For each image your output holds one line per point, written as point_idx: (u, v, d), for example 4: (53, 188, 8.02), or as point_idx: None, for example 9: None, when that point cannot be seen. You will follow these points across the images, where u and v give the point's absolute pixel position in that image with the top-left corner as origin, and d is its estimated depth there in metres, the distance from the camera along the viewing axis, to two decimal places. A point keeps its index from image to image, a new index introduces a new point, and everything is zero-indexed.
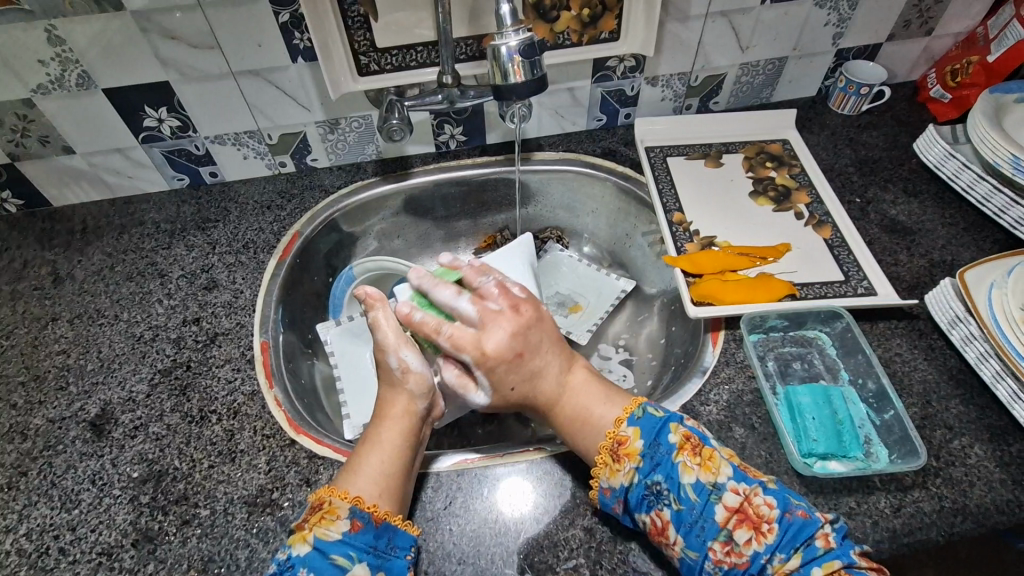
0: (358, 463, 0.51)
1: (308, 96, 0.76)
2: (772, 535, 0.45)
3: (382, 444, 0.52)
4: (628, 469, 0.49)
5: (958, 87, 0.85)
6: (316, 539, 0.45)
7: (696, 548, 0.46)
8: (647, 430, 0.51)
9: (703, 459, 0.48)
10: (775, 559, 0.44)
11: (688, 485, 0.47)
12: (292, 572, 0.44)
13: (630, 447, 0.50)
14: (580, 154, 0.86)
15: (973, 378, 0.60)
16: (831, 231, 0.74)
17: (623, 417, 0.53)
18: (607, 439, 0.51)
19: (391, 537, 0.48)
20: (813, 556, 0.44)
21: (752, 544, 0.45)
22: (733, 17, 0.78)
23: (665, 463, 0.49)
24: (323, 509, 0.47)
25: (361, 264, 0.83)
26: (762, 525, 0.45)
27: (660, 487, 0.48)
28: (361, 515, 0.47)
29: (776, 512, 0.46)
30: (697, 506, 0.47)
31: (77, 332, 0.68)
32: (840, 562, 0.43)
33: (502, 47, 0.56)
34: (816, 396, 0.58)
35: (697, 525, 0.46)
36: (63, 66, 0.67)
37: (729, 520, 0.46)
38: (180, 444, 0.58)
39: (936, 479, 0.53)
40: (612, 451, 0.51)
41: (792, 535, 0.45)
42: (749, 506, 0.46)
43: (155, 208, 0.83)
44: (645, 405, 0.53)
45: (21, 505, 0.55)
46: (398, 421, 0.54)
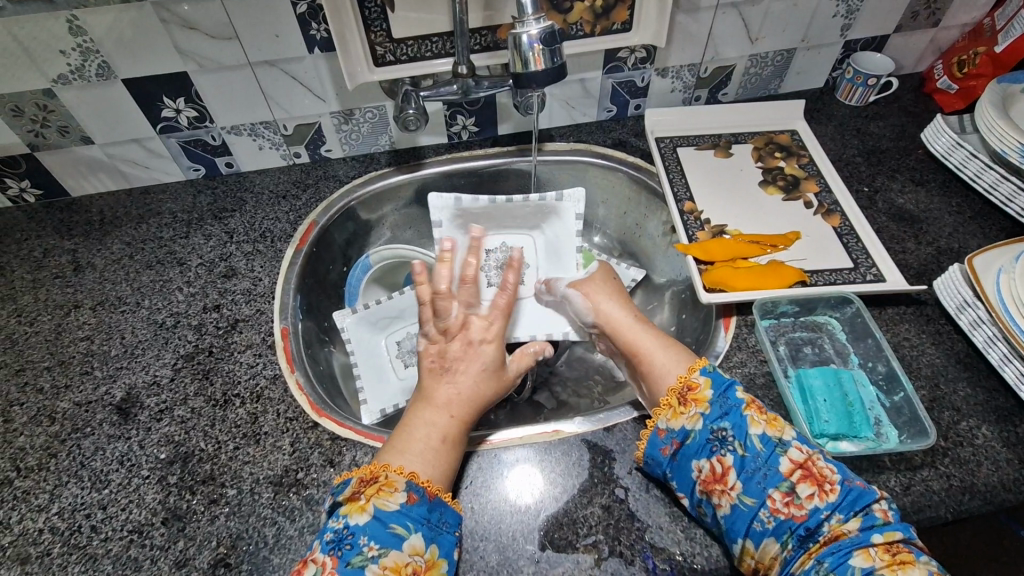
0: (402, 442, 0.53)
1: (323, 86, 0.77)
2: (833, 495, 0.46)
3: (433, 425, 0.54)
4: (695, 414, 0.52)
5: (965, 78, 0.86)
6: (375, 509, 0.47)
7: (753, 494, 0.47)
8: (716, 382, 0.53)
9: (770, 417, 0.51)
10: (835, 518, 0.45)
11: (755, 435, 0.49)
12: (352, 541, 0.46)
13: (699, 393, 0.53)
14: (591, 145, 0.87)
15: (980, 361, 0.61)
16: (840, 219, 0.75)
17: (695, 366, 0.55)
18: (677, 383, 0.54)
19: (441, 512, 0.50)
20: (872, 522, 0.45)
21: (814, 498, 0.46)
22: (743, 8, 0.79)
23: (733, 413, 0.51)
24: (381, 482, 0.49)
25: (376, 252, 0.84)
26: (824, 484, 0.46)
27: (725, 434, 0.50)
28: (416, 489, 0.49)
29: (838, 476, 0.47)
30: (762, 456, 0.49)
31: (100, 319, 0.70)
32: (900, 534, 0.44)
33: (523, 35, 0.57)
34: (826, 379, 0.59)
35: (759, 472, 0.48)
36: (84, 56, 0.68)
37: (793, 473, 0.47)
38: (205, 427, 0.60)
39: (945, 458, 0.55)
40: (680, 395, 0.53)
41: (853, 499, 0.46)
42: (812, 465, 0.48)
43: (171, 198, 0.84)
44: (713, 364, 0.56)
45: (52, 486, 0.56)
46: (443, 402, 0.56)
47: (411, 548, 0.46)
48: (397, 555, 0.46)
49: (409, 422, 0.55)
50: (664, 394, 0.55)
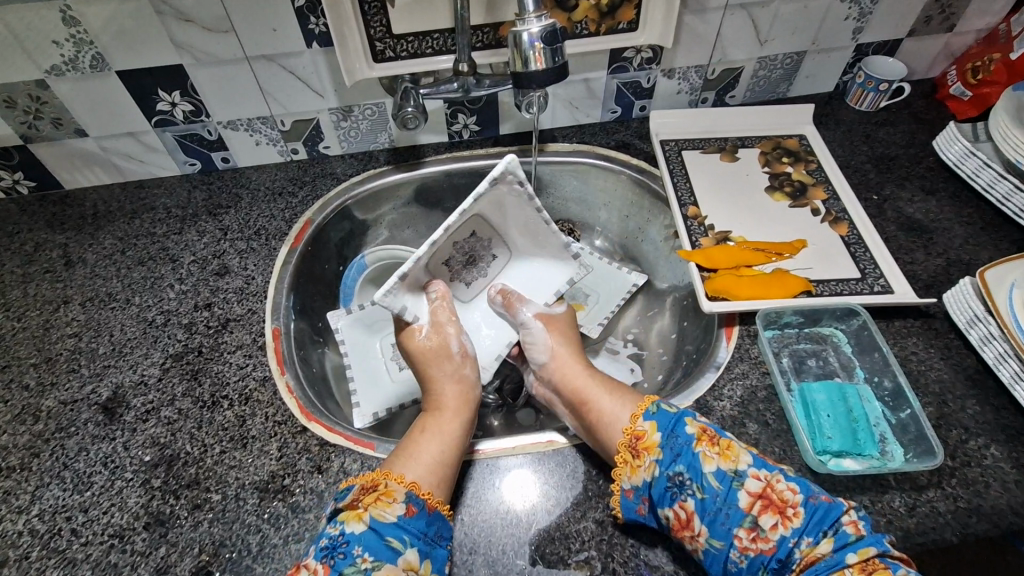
0: (410, 451, 0.54)
1: (322, 82, 0.75)
2: (798, 519, 0.45)
3: (445, 434, 0.56)
4: (650, 463, 0.50)
5: (979, 85, 0.84)
6: (371, 520, 0.47)
7: (721, 537, 0.46)
8: (663, 424, 0.52)
9: (722, 448, 0.49)
10: (804, 544, 0.44)
11: (710, 474, 0.48)
12: (345, 550, 0.45)
13: (648, 441, 0.51)
14: (594, 146, 0.86)
15: (990, 378, 0.59)
16: (847, 228, 0.73)
17: (639, 412, 0.53)
18: (625, 436, 0.52)
19: (439, 526, 0.49)
20: (844, 542, 0.44)
21: (778, 528, 0.45)
22: (752, 9, 0.77)
23: (685, 453, 0.49)
24: (380, 491, 0.49)
25: (373, 252, 0.83)
26: (786, 510, 0.45)
27: (681, 478, 0.48)
28: (416, 501, 0.48)
29: (800, 497, 0.46)
30: (720, 494, 0.47)
31: (89, 315, 0.68)
32: (874, 549, 0.43)
33: (523, 34, 0.56)
34: (831, 394, 0.57)
35: (720, 512, 0.46)
36: (77, 48, 0.66)
37: (753, 506, 0.46)
38: (192, 429, 0.58)
39: (951, 479, 0.53)
40: (631, 447, 0.51)
41: (819, 520, 0.45)
42: (771, 492, 0.46)
43: (166, 193, 0.82)
44: (659, 402, 0.54)
45: (34, 486, 0.55)
46: (454, 414, 0.59)
47: (406, 563, 0.46)
48: (390, 569, 0.46)
49: (420, 433, 0.57)
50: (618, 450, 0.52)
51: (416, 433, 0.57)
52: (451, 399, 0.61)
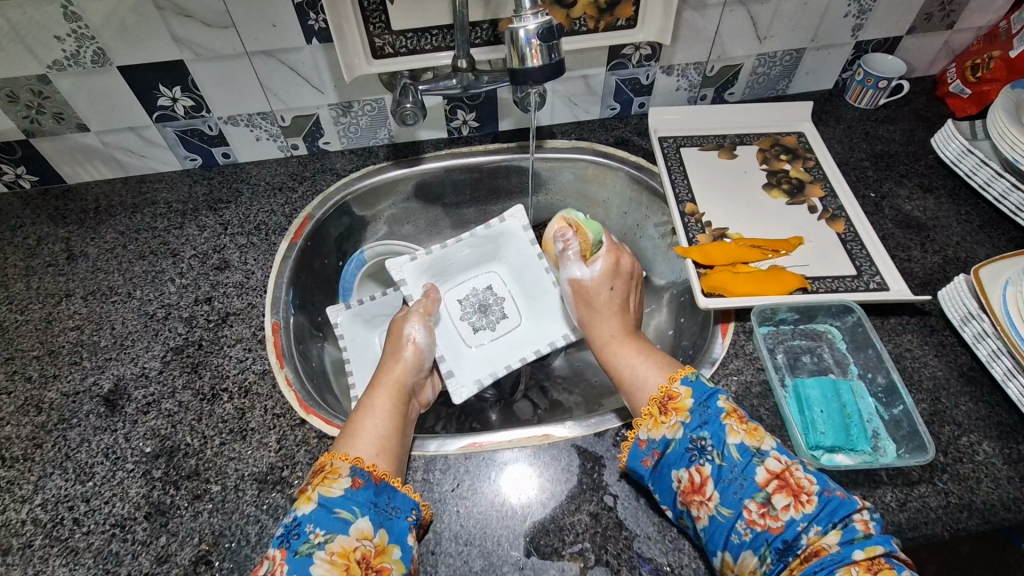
0: (356, 429, 0.54)
1: (322, 78, 0.76)
2: (811, 506, 0.45)
3: (376, 408, 0.57)
4: (675, 423, 0.51)
5: (978, 82, 0.84)
6: (320, 497, 0.47)
7: (730, 505, 0.46)
8: (699, 390, 0.52)
9: (750, 426, 0.49)
10: (813, 531, 0.44)
11: (733, 445, 0.48)
12: (298, 530, 0.45)
13: (680, 402, 0.51)
14: (593, 143, 0.86)
15: (983, 375, 0.60)
16: (844, 225, 0.74)
17: (676, 376, 0.54)
18: (658, 393, 0.53)
19: (390, 497, 0.49)
20: (852, 536, 0.43)
21: (790, 510, 0.45)
22: (752, 6, 0.77)
23: (713, 422, 0.50)
24: (326, 471, 0.49)
25: (370, 248, 0.87)
26: (801, 495, 0.45)
27: (704, 443, 0.49)
28: (361, 473, 0.49)
29: (816, 487, 0.46)
30: (738, 465, 0.47)
31: (90, 309, 0.69)
32: (882, 548, 0.42)
33: (520, 30, 0.56)
34: (824, 389, 0.58)
35: (736, 484, 0.47)
36: (79, 43, 0.67)
37: (769, 483, 0.46)
38: (192, 421, 0.59)
39: (943, 474, 0.53)
40: (661, 404, 0.52)
41: (830, 510, 0.44)
42: (789, 475, 0.46)
43: (167, 188, 0.83)
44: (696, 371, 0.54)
45: (36, 477, 0.56)
46: (383, 390, 0.59)
47: (358, 531, 0.46)
48: (344, 539, 0.45)
49: (363, 408, 0.57)
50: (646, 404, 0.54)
51: (359, 409, 0.57)
52: (389, 377, 0.61)
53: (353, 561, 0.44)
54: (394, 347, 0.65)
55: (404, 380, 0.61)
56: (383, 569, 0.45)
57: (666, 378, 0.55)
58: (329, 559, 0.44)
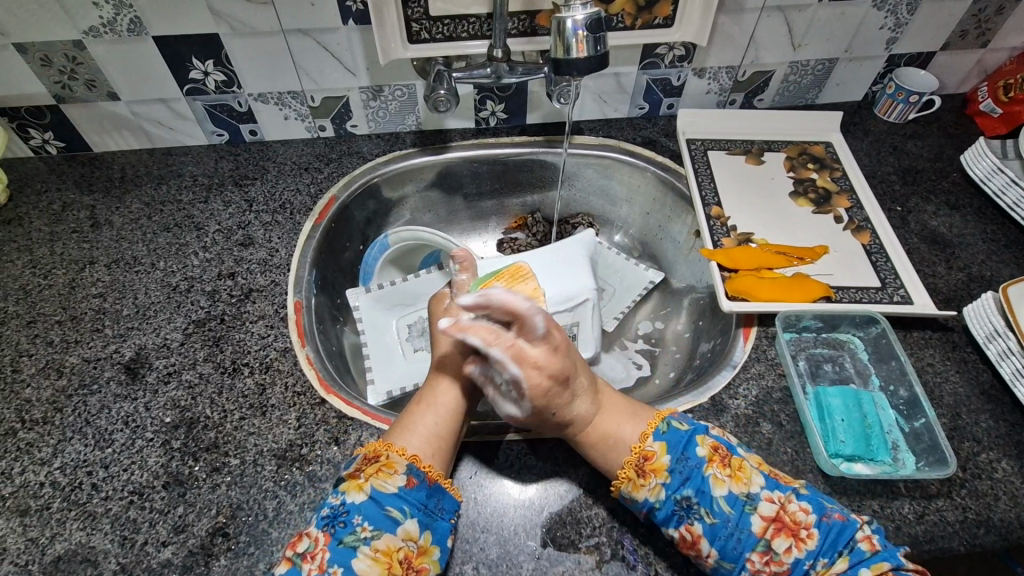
0: (414, 422, 0.53)
1: (355, 59, 0.76)
2: (812, 541, 0.46)
3: (439, 405, 0.55)
4: (655, 485, 0.49)
5: (1010, 103, 0.83)
6: (373, 490, 0.47)
7: (732, 559, 0.47)
8: (674, 443, 0.51)
9: (733, 470, 0.49)
10: (819, 564, 0.46)
11: (721, 499, 0.48)
12: (346, 519, 0.46)
13: (658, 462, 0.50)
14: (619, 141, 0.86)
15: (1005, 394, 0.60)
16: (870, 237, 0.74)
17: (649, 430, 0.52)
18: (634, 453, 0.51)
19: (438, 499, 0.50)
20: (859, 557, 0.45)
21: (792, 551, 0.46)
22: (789, 13, 0.77)
23: (694, 478, 0.49)
24: (382, 463, 0.49)
25: (396, 234, 0.82)
26: (801, 532, 0.47)
27: (690, 501, 0.48)
28: (416, 473, 0.49)
29: (813, 518, 0.47)
30: (732, 519, 0.47)
31: (113, 277, 0.69)
32: (889, 563, 0.44)
33: (568, 20, 0.56)
34: (846, 399, 0.58)
35: (732, 536, 0.47)
36: (116, 10, 0.67)
37: (767, 530, 0.47)
38: (212, 394, 0.59)
39: (961, 489, 0.53)
40: (638, 466, 0.50)
41: (833, 541, 0.46)
42: (785, 515, 0.47)
43: (193, 162, 0.83)
44: (669, 419, 0.53)
45: (56, 440, 0.56)
46: (452, 383, 0.57)
47: (405, 532, 0.47)
48: (390, 538, 0.46)
49: (426, 400, 0.56)
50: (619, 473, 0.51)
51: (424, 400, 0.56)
52: (458, 368, 0.58)
53: (394, 560, 0.46)
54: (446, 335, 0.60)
55: (472, 373, 0.58)
56: (423, 569, 0.46)
57: (640, 433, 0.52)
58: (372, 555, 0.45)
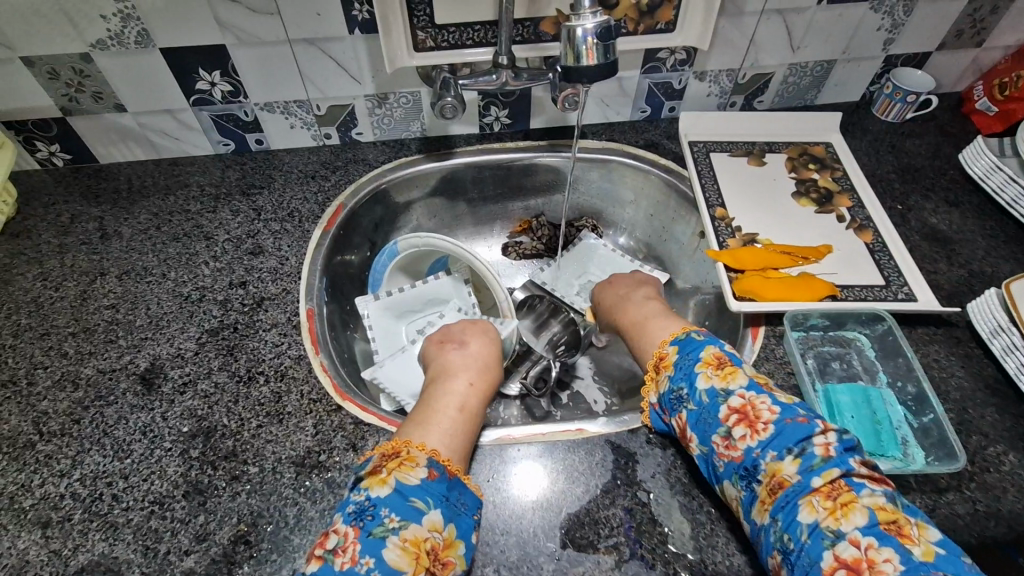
0: (431, 419, 0.54)
1: (360, 68, 0.76)
2: (767, 436, 0.47)
3: (461, 403, 0.56)
4: (664, 378, 0.56)
5: (1005, 101, 0.85)
6: (396, 482, 0.47)
7: (704, 444, 0.50)
8: (684, 347, 0.57)
9: (723, 371, 0.52)
10: (771, 458, 0.46)
11: (702, 390, 0.52)
12: (373, 512, 0.46)
13: (667, 361, 0.57)
14: (622, 144, 0.87)
15: (1009, 388, 0.61)
16: (872, 235, 0.75)
17: (669, 339, 0.59)
18: (653, 357, 0.59)
19: (459, 493, 0.50)
20: (809, 464, 0.45)
21: (749, 441, 0.48)
22: (788, 16, 0.78)
23: (688, 372, 0.54)
24: (402, 457, 0.49)
25: (404, 239, 0.80)
26: (761, 427, 0.48)
27: (681, 392, 0.53)
28: (437, 466, 0.49)
29: (777, 419, 0.48)
30: (706, 407, 0.51)
31: (125, 288, 0.69)
32: (837, 471, 0.44)
33: (578, 28, 0.56)
34: (854, 395, 0.59)
35: (704, 421, 0.51)
36: (124, 23, 0.67)
37: (731, 419, 0.49)
38: (228, 403, 0.60)
39: (971, 483, 0.54)
40: (656, 366, 0.58)
41: (785, 438, 0.46)
42: (750, 410, 0.49)
43: (199, 171, 0.83)
44: (690, 330, 0.58)
45: (74, 452, 0.56)
46: (473, 385, 0.59)
47: (430, 523, 0.46)
48: (417, 528, 0.45)
49: (438, 395, 0.57)
50: (646, 370, 0.60)
51: (430, 399, 0.57)
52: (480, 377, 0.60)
53: (423, 551, 0.45)
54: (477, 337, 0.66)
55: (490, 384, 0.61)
56: (449, 563, 0.46)
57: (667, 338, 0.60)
58: (401, 546, 0.44)
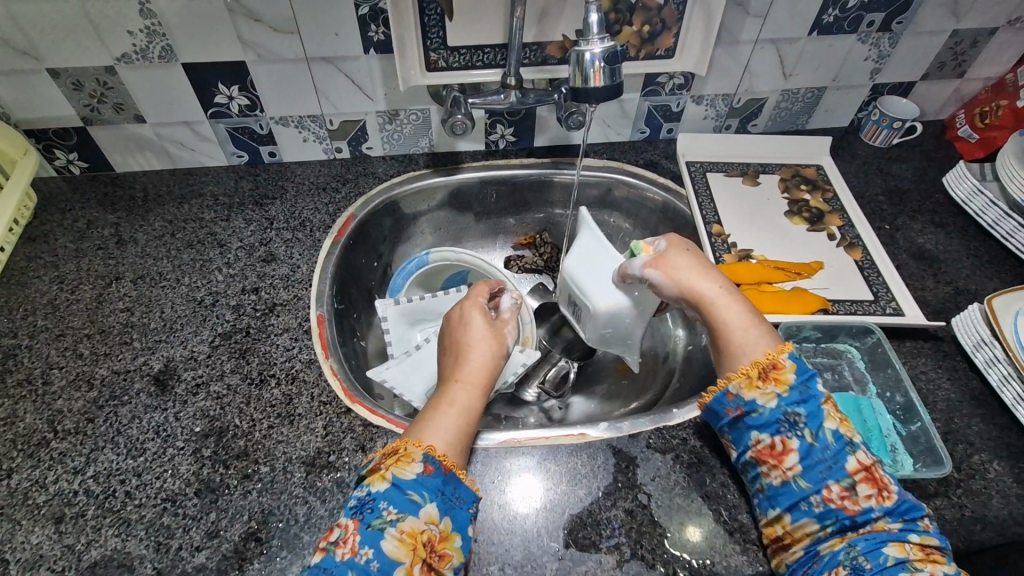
0: (429, 418, 0.55)
1: (374, 86, 0.80)
2: (889, 500, 0.49)
3: (456, 402, 0.57)
4: (770, 392, 0.52)
5: (986, 128, 0.90)
6: (393, 477, 0.49)
7: (810, 481, 0.50)
8: (801, 370, 0.53)
9: (844, 416, 0.52)
10: (883, 519, 0.48)
11: (828, 429, 0.51)
12: (373, 506, 0.47)
13: (783, 375, 0.53)
14: (623, 163, 0.90)
15: (993, 399, 0.63)
16: (861, 253, 0.78)
17: (781, 350, 0.54)
18: (765, 359, 0.54)
19: (455, 487, 0.51)
20: (913, 526, 0.48)
21: (870, 498, 0.49)
22: (780, 45, 0.82)
23: (811, 403, 0.52)
24: (400, 453, 0.51)
25: (438, 252, 0.86)
26: (884, 490, 0.49)
27: (797, 418, 0.51)
28: (432, 461, 0.50)
29: (894, 484, 0.50)
30: (831, 448, 0.50)
31: (139, 292, 0.71)
32: (936, 541, 0.48)
33: (586, 53, 0.60)
34: (846, 405, 0.61)
35: (823, 464, 0.50)
36: (149, 38, 0.70)
37: (858, 472, 0.50)
38: (240, 404, 0.61)
39: (957, 489, 0.56)
40: (762, 370, 0.53)
41: (904, 507, 0.49)
42: (875, 470, 0.50)
43: (213, 182, 0.86)
44: (800, 352, 0.55)
45: (89, 450, 0.57)
46: (468, 383, 0.59)
47: (427, 515, 0.47)
48: (413, 520, 0.47)
49: (438, 399, 0.57)
50: (738, 368, 0.54)
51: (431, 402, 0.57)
52: (470, 370, 0.61)
53: (419, 542, 0.46)
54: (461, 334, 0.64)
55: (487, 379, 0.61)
56: (445, 554, 0.47)
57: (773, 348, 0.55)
58: (399, 537, 0.46)
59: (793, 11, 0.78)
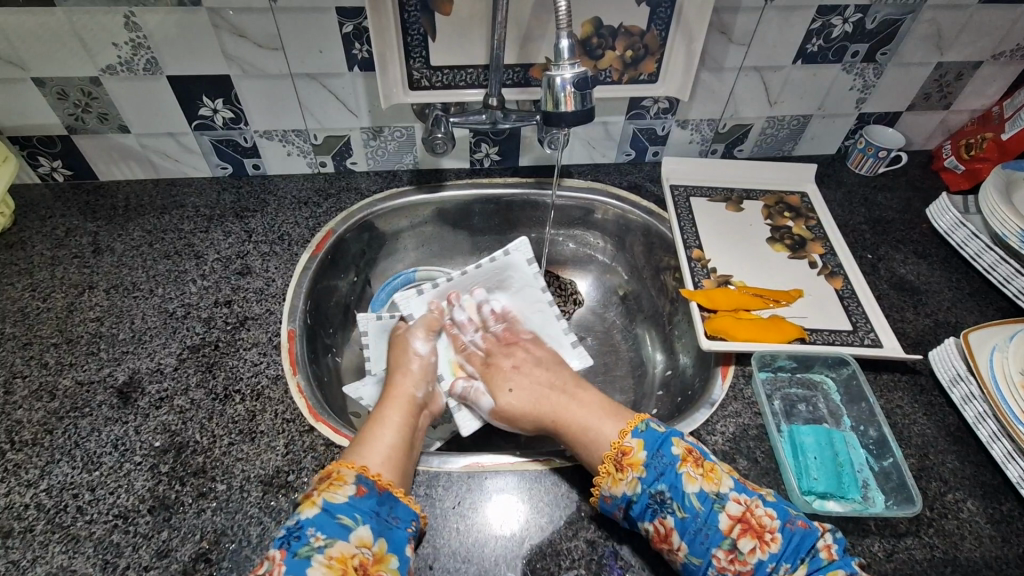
0: (367, 438, 0.56)
1: (358, 102, 0.80)
2: (776, 544, 0.48)
3: (389, 421, 0.59)
4: (631, 479, 0.52)
5: (972, 160, 0.89)
6: (323, 502, 0.48)
7: (699, 555, 0.48)
8: (650, 442, 0.54)
9: (705, 470, 0.51)
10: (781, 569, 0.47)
11: (693, 495, 0.50)
12: (300, 533, 0.46)
13: (634, 458, 0.53)
14: (607, 185, 0.90)
15: (970, 435, 0.62)
16: (842, 282, 0.77)
17: (628, 429, 0.55)
18: (612, 449, 0.54)
19: (391, 507, 0.51)
20: (818, 565, 0.47)
21: (756, 552, 0.48)
22: (765, 73, 0.82)
23: (669, 473, 0.51)
24: (332, 477, 0.50)
25: (424, 270, 0.90)
26: (765, 535, 0.48)
27: (663, 496, 0.50)
28: (366, 482, 0.51)
29: (778, 523, 0.49)
30: (700, 515, 0.49)
31: (111, 302, 0.71)
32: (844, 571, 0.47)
33: (557, 78, 0.60)
34: (819, 437, 0.60)
35: (702, 532, 0.49)
36: (134, 51, 0.71)
37: (733, 529, 0.48)
38: (203, 419, 0.60)
39: (929, 528, 0.55)
40: (616, 461, 0.53)
41: (796, 547, 0.48)
42: (751, 516, 0.49)
43: (196, 193, 0.86)
44: (647, 420, 0.56)
45: (44, 462, 0.56)
46: (399, 404, 0.62)
47: (358, 539, 0.47)
48: (344, 545, 0.47)
49: (375, 420, 0.59)
50: (601, 462, 0.55)
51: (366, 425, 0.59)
52: (399, 392, 0.63)
53: (350, 567, 0.46)
54: (401, 363, 0.68)
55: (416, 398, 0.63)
56: None
57: (619, 430, 0.56)
58: (326, 563, 0.45)
59: (776, 39, 0.78)
